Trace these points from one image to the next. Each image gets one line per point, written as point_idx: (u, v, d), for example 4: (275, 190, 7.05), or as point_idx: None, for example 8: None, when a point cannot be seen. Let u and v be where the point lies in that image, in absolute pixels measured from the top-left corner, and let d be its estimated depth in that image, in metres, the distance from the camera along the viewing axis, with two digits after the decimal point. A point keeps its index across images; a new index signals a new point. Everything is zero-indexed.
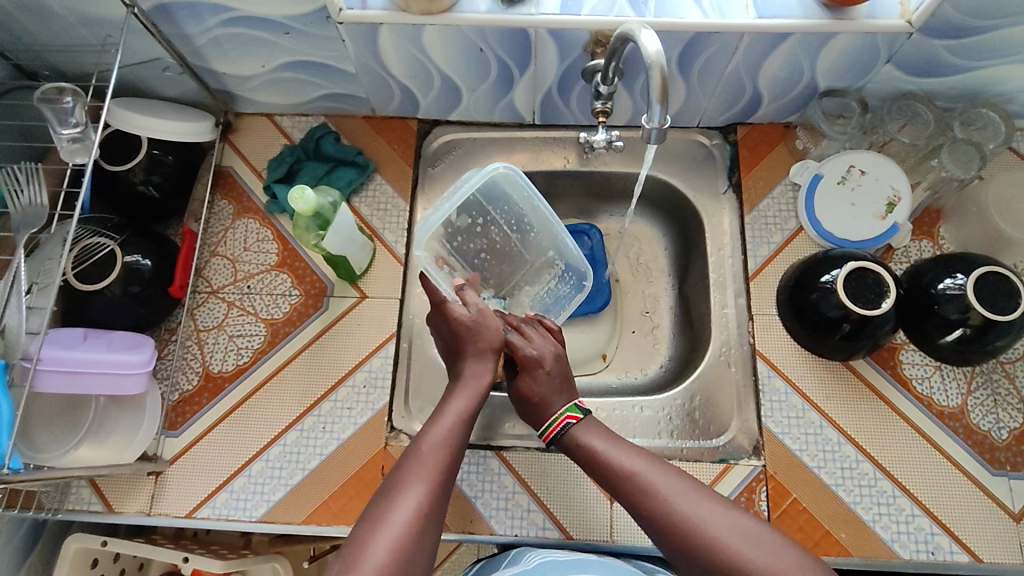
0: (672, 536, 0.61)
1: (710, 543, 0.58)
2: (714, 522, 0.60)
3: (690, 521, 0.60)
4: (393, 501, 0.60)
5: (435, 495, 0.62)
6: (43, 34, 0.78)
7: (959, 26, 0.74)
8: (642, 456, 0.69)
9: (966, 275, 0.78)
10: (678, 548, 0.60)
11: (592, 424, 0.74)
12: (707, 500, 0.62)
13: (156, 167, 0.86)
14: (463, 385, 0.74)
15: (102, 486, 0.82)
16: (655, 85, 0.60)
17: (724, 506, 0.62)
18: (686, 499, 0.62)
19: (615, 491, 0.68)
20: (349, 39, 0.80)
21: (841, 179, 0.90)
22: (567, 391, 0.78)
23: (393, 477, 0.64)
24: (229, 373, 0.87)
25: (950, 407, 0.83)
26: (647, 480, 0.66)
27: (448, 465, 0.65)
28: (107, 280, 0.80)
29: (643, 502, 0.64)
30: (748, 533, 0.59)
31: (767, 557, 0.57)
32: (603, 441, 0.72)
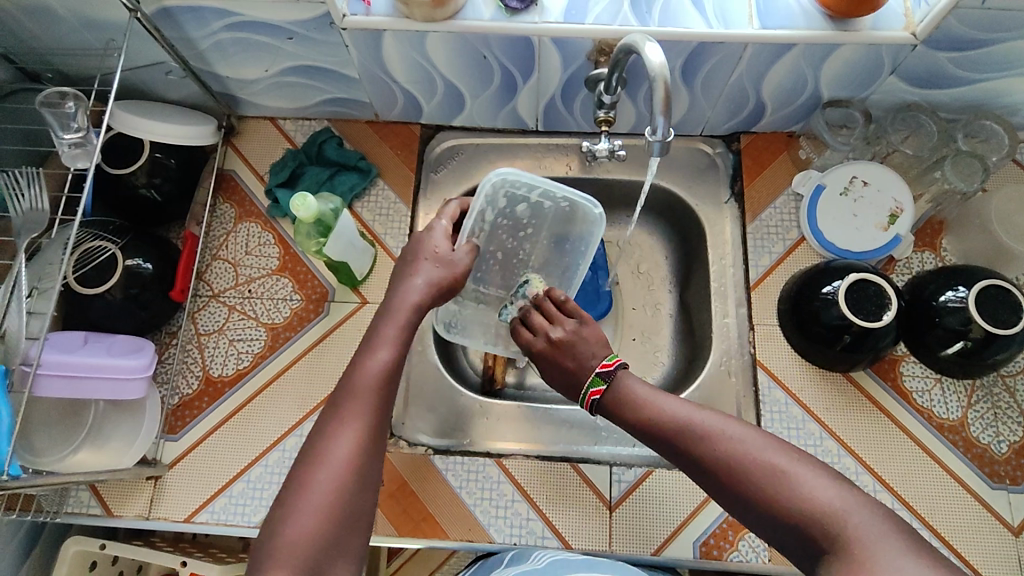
0: (720, 477, 0.54)
1: (761, 483, 0.52)
2: (764, 458, 0.53)
3: (738, 460, 0.53)
4: (329, 441, 0.55)
5: (374, 433, 0.56)
6: (46, 37, 0.78)
7: (963, 38, 0.74)
8: (679, 397, 0.61)
9: (968, 287, 0.78)
10: (730, 489, 0.54)
11: (621, 383, 0.64)
12: (752, 435, 0.55)
13: (159, 170, 0.86)
14: (399, 302, 0.64)
15: (102, 490, 0.82)
16: (658, 96, 0.60)
17: (771, 440, 0.54)
18: (732, 435, 0.55)
19: (653, 439, 0.61)
20: (352, 45, 0.80)
21: (843, 190, 0.90)
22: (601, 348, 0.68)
23: (327, 416, 0.57)
24: (229, 377, 0.87)
25: (950, 420, 0.83)
26: (685, 421, 0.58)
27: (387, 399, 0.58)
28: (108, 284, 0.80)
29: (686, 447, 0.57)
30: (796, 469, 0.52)
31: (824, 494, 0.50)
32: (638, 386, 0.64)
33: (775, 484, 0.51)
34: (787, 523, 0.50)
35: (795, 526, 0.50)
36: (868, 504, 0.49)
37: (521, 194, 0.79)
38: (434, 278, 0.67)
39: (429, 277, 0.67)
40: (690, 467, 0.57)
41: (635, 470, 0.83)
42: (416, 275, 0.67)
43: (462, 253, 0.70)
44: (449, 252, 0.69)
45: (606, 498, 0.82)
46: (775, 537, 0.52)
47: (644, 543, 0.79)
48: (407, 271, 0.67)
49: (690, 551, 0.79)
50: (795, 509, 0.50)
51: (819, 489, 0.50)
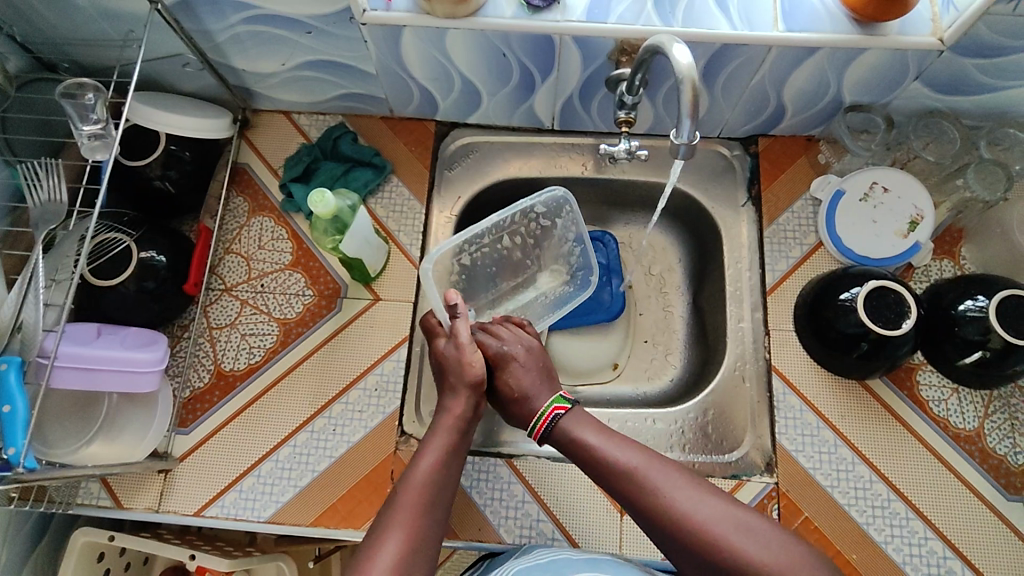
0: (670, 533, 0.59)
1: (710, 542, 0.57)
2: (716, 519, 0.58)
3: (692, 520, 0.59)
4: (379, 543, 0.58)
5: (417, 538, 0.60)
6: (63, 26, 0.78)
7: (990, 45, 0.73)
8: (633, 447, 0.66)
9: (988, 297, 0.77)
10: (680, 545, 0.59)
11: (580, 416, 0.71)
12: (700, 496, 0.60)
13: (174, 163, 0.85)
14: (445, 419, 0.71)
15: (112, 482, 0.82)
16: (685, 99, 0.59)
17: (718, 500, 0.60)
18: (681, 495, 0.60)
19: (606, 487, 0.65)
20: (371, 41, 0.79)
21: (863, 196, 0.89)
22: (548, 385, 0.76)
23: (376, 523, 0.61)
24: (240, 371, 0.86)
25: (966, 430, 0.82)
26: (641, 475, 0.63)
27: (431, 507, 0.63)
28: (122, 276, 0.79)
29: (639, 501, 0.62)
30: (747, 527, 0.58)
31: (769, 556, 0.56)
32: (593, 435, 0.68)
33: (726, 543, 0.57)
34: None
35: None
36: (809, 563, 0.56)
37: (516, 217, 0.87)
38: (462, 424, 0.71)
39: (460, 412, 0.71)
40: (640, 518, 0.62)
41: None
42: (447, 427, 0.70)
43: (473, 396, 0.73)
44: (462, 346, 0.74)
45: (617, 501, 0.81)
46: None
47: (655, 548, 0.79)
48: (438, 421, 0.71)
49: None
50: (742, 568, 0.56)
51: (763, 552, 0.56)
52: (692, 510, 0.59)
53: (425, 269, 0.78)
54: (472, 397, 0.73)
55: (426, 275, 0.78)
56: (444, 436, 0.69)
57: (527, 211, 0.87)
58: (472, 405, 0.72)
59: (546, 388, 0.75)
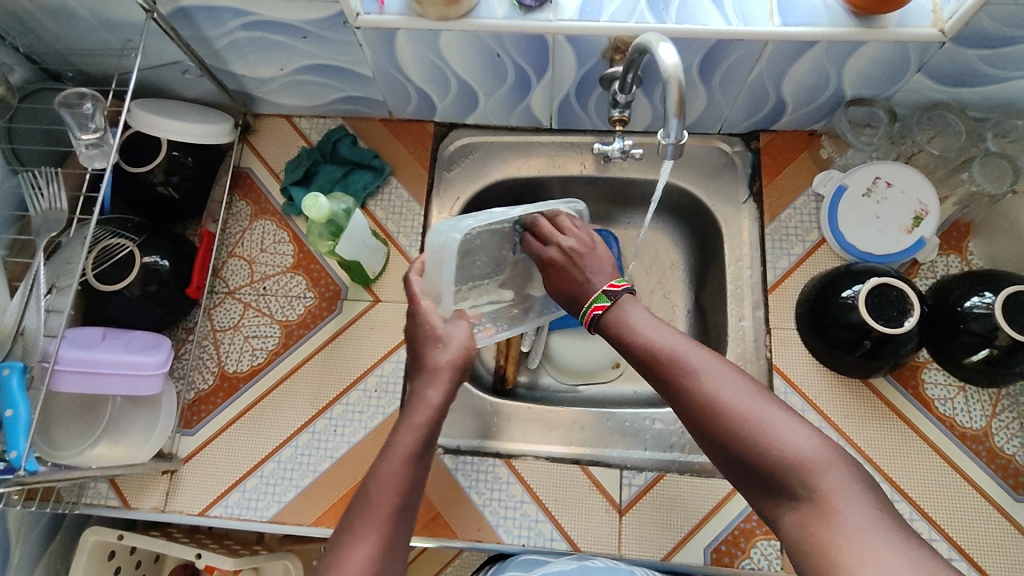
0: (702, 412, 0.57)
1: (737, 425, 0.55)
2: (743, 400, 0.56)
3: (720, 399, 0.56)
4: (349, 549, 0.54)
5: (388, 546, 0.55)
6: (67, 37, 0.80)
7: (994, 35, 0.71)
8: (678, 334, 0.64)
9: (994, 293, 0.76)
10: (709, 428, 0.56)
11: (624, 303, 0.69)
12: (738, 379, 0.58)
13: (176, 168, 0.87)
14: (418, 407, 0.63)
15: (119, 482, 0.83)
16: (672, 98, 0.58)
17: (755, 388, 0.57)
18: (718, 378, 0.58)
19: (645, 369, 0.64)
20: (366, 44, 0.80)
21: (865, 191, 0.87)
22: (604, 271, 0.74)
23: (347, 522, 0.57)
24: (244, 373, 0.88)
25: (973, 429, 0.81)
26: (679, 356, 0.61)
27: (405, 506, 0.58)
28: (126, 280, 0.81)
29: (674, 381, 0.60)
30: (776, 411, 0.55)
31: (790, 439, 0.52)
32: (642, 321, 0.66)
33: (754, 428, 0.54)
34: (759, 461, 0.53)
35: (765, 466, 0.53)
36: (835, 459, 0.52)
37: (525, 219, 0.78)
38: (434, 414, 0.63)
39: (433, 404, 0.63)
40: (673, 399, 0.60)
41: (646, 474, 0.82)
42: (419, 419, 0.62)
43: (451, 385, 0.65)
44: (441, 327, 0.69)
45: (616, 502, 0.81)
46: (743, 470, 0.55)
47: (655, 548, 0.79)
48: (411, 409, 0.64)
49: (700, 556, 0.78)
50: (767, 449, 0.53)
51: (792, 438, 0.52)
52: (724, 394, 0.56)
53: (448, 241, 0.70)
54: (450, 388, 0.65)
55: (444, 247, 0.71)
56: (421, 423, 0.62)
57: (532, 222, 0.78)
58: (447, 394, 0.65)
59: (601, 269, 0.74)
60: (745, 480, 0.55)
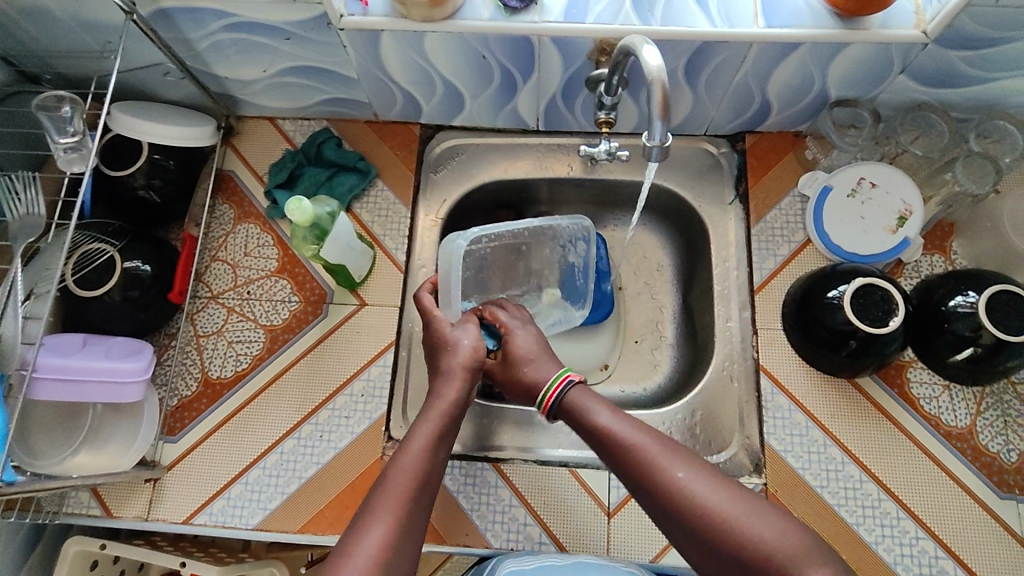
0: (680, 517, 0.54)
1: (718, 528, 0.52)
2: (722, 503, 0.53)
3: (698, 503, 0.54)
4: (363, 533, 0.53)
5: (402, 532, 0.54)
6: (44, 39, 0.78)
7: (976, 36, 0.72)
8: (642, 428, 0.61)
9: (978, 292, 0.76)
10: (688, 530, 0.54)
11: (583, 393, 0.66)
12: (711, 480, 0.55)
13: (157, 172, 0.86)
14: (434, 402, 0.64)
15: (101, 491, 0.82)
16: (656, 100, 0.58)
17: (729, 486, 0.55)
18: (694, 478, 0.55)
19: (614, 467, 0.61)
20: (350, 45, 0.79)
21: (851, 192, 0.87)
22: (549, 360, 0.72)
23: (362, 507, 0.57)
24: (228, 379, 0.87)
25: (958, 428, 0.81)
26: (649, 455, 0.58)
27: (420, 495, 0.58)
28: (106, 286, 0.80)
29: (647, 482, 0.57)
30: (757, 510, 0.53)
31: (774, 543, 0.51)
32: (605, 413, 0.63)
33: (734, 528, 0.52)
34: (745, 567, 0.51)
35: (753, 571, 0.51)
36: (821, 555, 0.50)
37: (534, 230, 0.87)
38: (452, 410, 0.64)
39: (451, 400, 0.65)
40: (648, 501, 0.57)
41: None
42: (436, 412, 0.63)
43: (467, 381, 0.67)
44: (454, 334, 0.70)
45: (605, 504, 0.81)
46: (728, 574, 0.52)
47: (643, 551, 0.78)
48: (428, 403, 0.64)
49: (689, 558, 0.78)
50: (752, 552, 0.51)
51: (775, 537, 0.51)
52: (701, 494, 0.54)
53: (455, 247, 0.81)
54: (466, 384, 0.66)
55: (453, 255, 0.80)
56: (436, 415, 0.63)
57: (543, 229, 0.88)
58: (463, 390, 0.66)
59: (544, 359, 0.72)
60: None
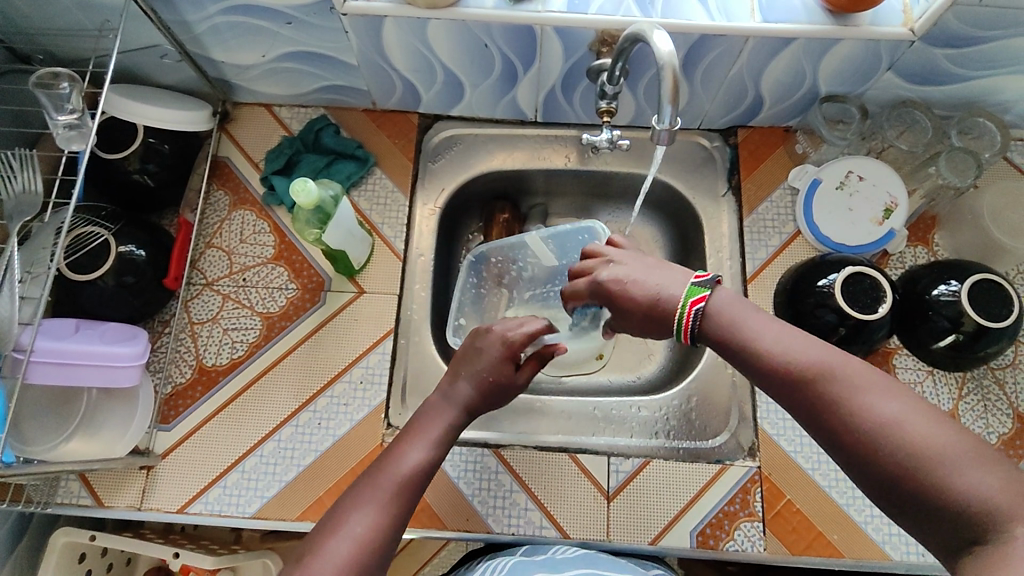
0: (864, 447, 0.47)
1: (912, 465, 0.45)
2: (918, 437, 0.45)
3: (891, 433, 0.46)
4: (351, 511, 0.56)
5: (387, 522, 0.56)
6: (39, 17, 0.77)
7: (960, 35, 0.75)
8: (814, 344, 0.53)
9: (960, 281, 0.80)
10: (870, 464, 0.47)
11: (728, 300, 0.57)
12: (909, 407, 0.47)
13: (152, 156, 0.84)
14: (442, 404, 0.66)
15: (92, 480, 0.80)
16: (666, 86, 0.59)
17: (931, 416, 0.46)
18: (885, 405, 0.47)
19: (775, 386, 0.53)
20: (352, 31, 0.79)
21: (840, 184, 0.90)
22: (675, 275, 0.61)
23: (353, 492, 0.58)
24: (223, 366, 0.86)
25: (941, 411, 0.85)
26: (826, 376, 0.50)
27: (412, 490, 0.59)
28: (100, 270, 0.78)
29: (823, 405, 0.50)
30: (963, 448, 0.44)
31: (984, 489, 0.43)
32: (763, 326, 0.55)
33: (941, 471, 0.44)
34: (942, 513, 0.44)
35: (949, 518, 0.44)
36: None
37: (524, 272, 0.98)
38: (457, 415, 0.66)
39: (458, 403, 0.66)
40: (821, 430, 0.50)
41: (632, 460, 0.83)
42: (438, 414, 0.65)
43: (490, 385, 0.67)
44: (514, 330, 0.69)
45: (604, 488, 0.82)
46: (914, 516, 0.45)
47: (642, 533, 0.80)
48: (432, 407, 0.66)
49: (687, 540, 0.79)
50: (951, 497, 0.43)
51: (984, 483, 0.43)
52: (898, 424, 0.46)
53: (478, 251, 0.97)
54: (485, 395, 0.67)
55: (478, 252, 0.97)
56: (446, 415, 0.65)
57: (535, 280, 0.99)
58: (479, 396, 0.67)
59: (667, 272, 0.61)
60: (909, 522, 0.46)
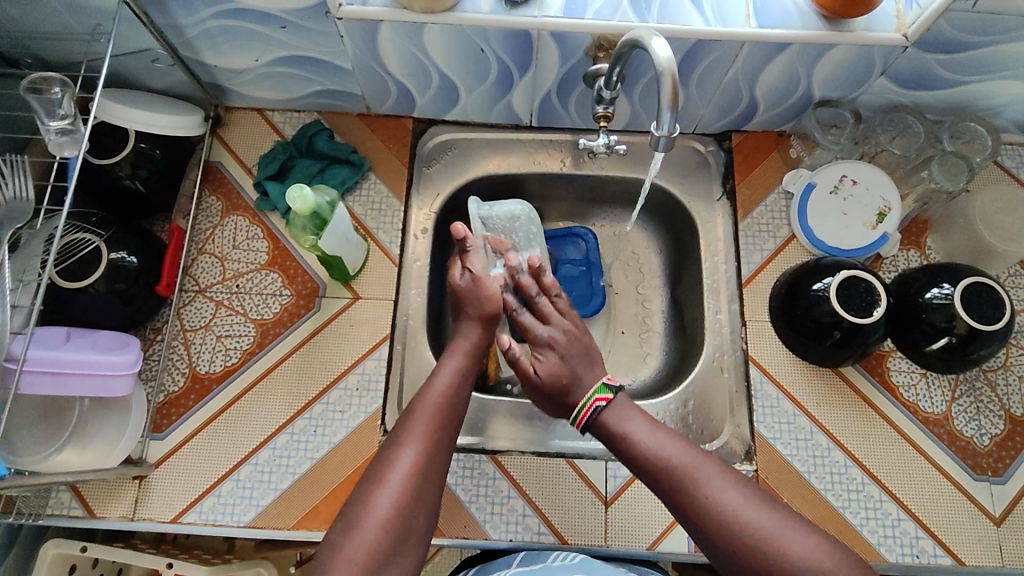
0: (720, 535, 0.59)
1: (759, 548, 0.57)
2: (762, 526, 0.58)
3: (742, 522, 0.59)
4: (393, 461, 0.62)
5: (431, 452, 0.64)
6: (27, 21, 0.76)
7: (953, 41, 0.76)
8: (681, 442, 0.66)
9: (953, 284, 0.80)
10: (725, 552, 0.59)
11: (623, 405, 0.70)
12: (753, 500, 0.60)
13: (144, 161, 0.83)
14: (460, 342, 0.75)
15: (83, 490, 0.79)
16: (666, 92, 0.59)
17: (767, 505, 0.60)
18: (734, 499, 0.60)
19: (651, 481, 0.65)
20: (347, 35, 0.78)
21: (833, 188, 0.91)
22: (592, 367, 0.74)
23: (394, 433, 0.66)
24: (216, 374, 0.85)
25: (935, 414, 0.85)
26: (690, 472, 0.63)
27: (445, 424, 0.67)
28: (91, 277, 0.77)
29: (685, 499, 0.62)
30: (795, 533, 0.58)
31: (813, 563, 0.56)
32: (641, 427, 0.67)
33: (782, 552, 0.57)
34: None
35: None
36: (850, 573, 0.56)
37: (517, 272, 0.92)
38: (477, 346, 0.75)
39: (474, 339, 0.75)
40: (685, 520, 0.62)
41: None
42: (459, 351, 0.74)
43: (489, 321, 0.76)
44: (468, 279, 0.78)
45: (602, 494, 0.82)
46: None
47: (640, 538, 0.80)
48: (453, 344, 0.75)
49: (685, 544, 0.79)
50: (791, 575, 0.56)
51: (812, 557, 0.57)
52: (745, 517, 0.59)
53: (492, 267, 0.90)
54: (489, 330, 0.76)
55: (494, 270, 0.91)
56: (458, 359, 0.72)
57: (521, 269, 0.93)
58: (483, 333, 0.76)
59: (586, 367, 0.73)
60: None
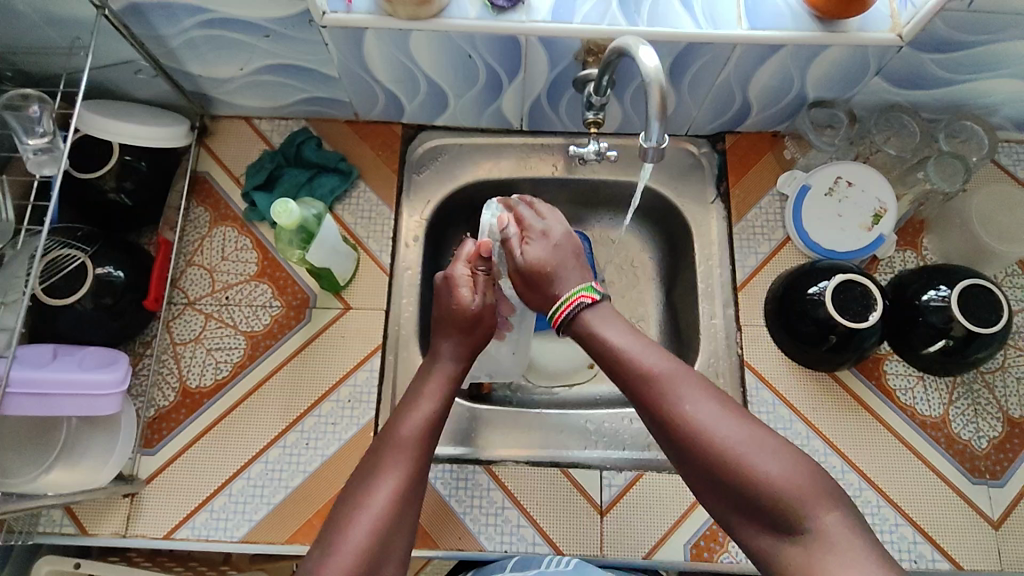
0: (686, 444, 0.56)
1: (725, 456, 0.54)
2: (731, 438, 0.55)
3: (709, 432, 0.55)
4: (371, 488, 0.60)
5: (410, 483, 0.61)
6: (7, 34, 0.74)
7: (948, 40, 0.74)
8: (660, 352, 0.62)
9: (950, 287, 0.79)
10: (691, 458, 0.56)
11: (605, 310, 0.65)
12: (727, 413, 0.56)
13: (129, 174, 0.82)
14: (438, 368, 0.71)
15: (76, 509, 0.79)
16: (654, 102, 0.58)
17: (739, 418, 0.56)
18: (701, 409, 0.57)
19: (623, 385, 0.62)
20: (332, 44, 0.77)
21: (829, 190, 0.90)
22: (579, 266, 0.68)
23: (371, 461, 0.63)
24: (207, 388, 0.84)
25: (932, 417, 0.85)
26: (660, 377, 0.59)
27: (426, 452, 0.64)
28: (78, 294, 0.76)
29: (654, 404, 0.59)
30: (766, 445, 0.54)
31: (780, 478, 0.52)
32: (618, 332, 0.63)
33: (745, 463, 0.53)
34: (750, 498, 0.53)
35: (754, 505, 0.53)
36: (824, 496, 0.52)
37: None
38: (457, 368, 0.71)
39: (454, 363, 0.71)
40: (654, 425, 0.59)
41: (626, 473, 0.82)
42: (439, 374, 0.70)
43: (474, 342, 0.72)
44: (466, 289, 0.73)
45: (597, 503, 0.81)
46: (728, 505, 0.55)
47: (637, 547, 0.79)
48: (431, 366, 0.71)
49: (681, 553, 0.79)
50: (754, 487, 0.53)
51: (781, 474, 0.53)
52: (711, 429, 0.55)
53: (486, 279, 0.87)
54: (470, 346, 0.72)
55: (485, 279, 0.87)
56: (437, 383, 0.69)
57: None
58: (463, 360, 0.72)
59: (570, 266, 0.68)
60: (722, 507, 0.55)
